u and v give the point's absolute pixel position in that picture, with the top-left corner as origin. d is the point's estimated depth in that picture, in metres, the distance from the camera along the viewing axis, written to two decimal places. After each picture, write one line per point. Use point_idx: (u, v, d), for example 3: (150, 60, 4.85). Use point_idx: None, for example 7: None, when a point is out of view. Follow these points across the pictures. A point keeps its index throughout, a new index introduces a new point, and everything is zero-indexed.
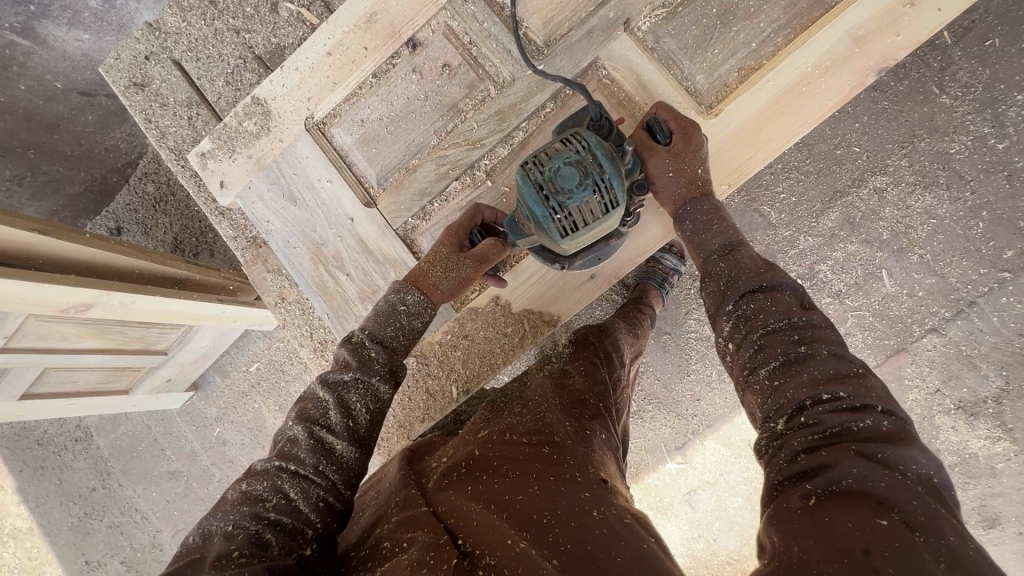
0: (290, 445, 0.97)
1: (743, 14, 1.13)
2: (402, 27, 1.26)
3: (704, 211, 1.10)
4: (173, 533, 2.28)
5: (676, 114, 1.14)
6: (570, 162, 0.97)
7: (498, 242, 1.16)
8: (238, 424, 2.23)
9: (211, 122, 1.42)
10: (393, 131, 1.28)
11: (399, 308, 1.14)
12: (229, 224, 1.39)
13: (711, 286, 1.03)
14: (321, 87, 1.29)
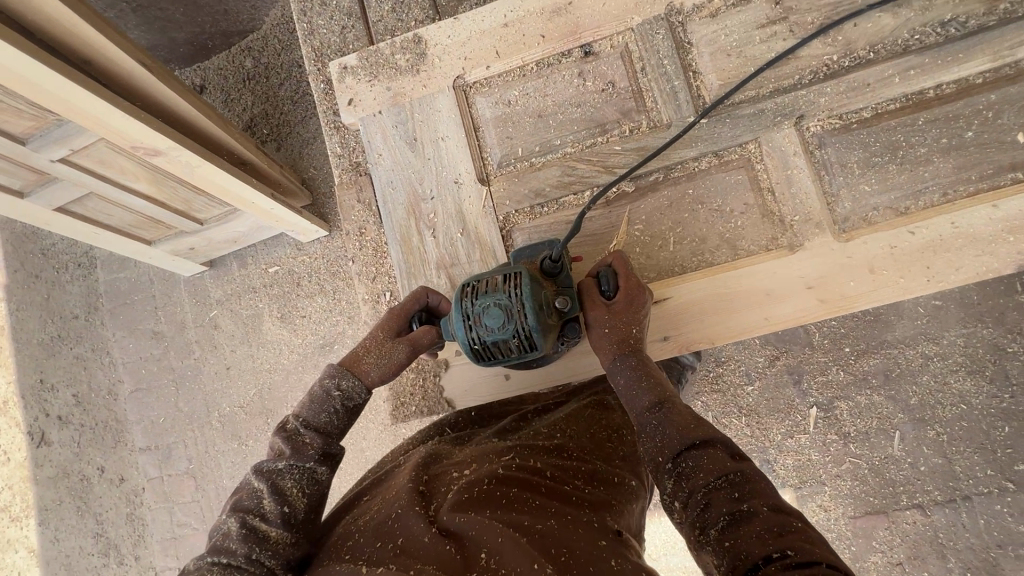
0: (224, 537, 0.90)
1: (910, 158, 1.13)
2: (584, 31, 1.25)
3: (632, 367, 1.04)
4: (131, 389, 2.29)
5: (627, 270, 1.13)
6: (496, 307, 1.02)
7: (434, 330, 1.12)
8: (235, 316, 2.23)
9: (360, 44, 1.40)
10: (532, 123, 1.27)
11: (333, 394, 1.02)
12: (336, 141, 1.40)
13: (649, 443, 0.94)
14: (483, 52, 1.29)
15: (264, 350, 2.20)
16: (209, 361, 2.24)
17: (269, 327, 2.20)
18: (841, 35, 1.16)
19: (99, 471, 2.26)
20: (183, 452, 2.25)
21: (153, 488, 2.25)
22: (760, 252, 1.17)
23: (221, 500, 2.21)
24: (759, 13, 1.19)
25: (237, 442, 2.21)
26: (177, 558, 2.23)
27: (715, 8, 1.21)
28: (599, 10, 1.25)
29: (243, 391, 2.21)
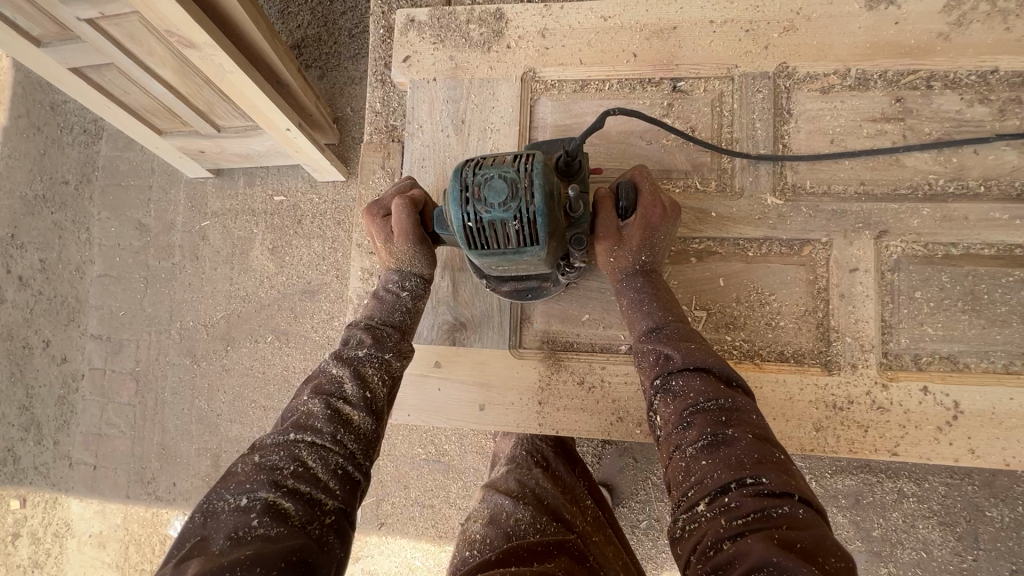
0: (306, 417, 0.87)
1: (986, 314, 1.01)
2: (681, 65, 1.11)
3: (639, 289, 1.00)
4: (99, 272, 2.15)
5: (648, 188, 1.01)
6: (500, 178, 0.83)
7: (404, 205, 1.01)
8: (226, 232, 2.09)
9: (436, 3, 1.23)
10: (591, 144, 1.13)
11: (398, 292, 1.06)
12: (379, 96, 1.25)
13: (643, 362, 0.94)
14: (566, 53, 1.14)
15: (244, 276, 2.06)
16: (187, 270, 2.11)
17: (256, 254, 2.05)
18: (954, 158, 1.03)
19: (43, 344, 2.16)
20: (132, 352, 2.12)
21: (92, 380, 2.13)
22: (792, 366, 1.04)
23: (156, 412, 2.09)
24: (874, 105, 1.06)
25: (190, 360, 2.09)
26: (96, 457, 2.12)
27: (829, 84, 1.08)
28: (703, 48, 1.11)
29: (211, 310, 2.08)
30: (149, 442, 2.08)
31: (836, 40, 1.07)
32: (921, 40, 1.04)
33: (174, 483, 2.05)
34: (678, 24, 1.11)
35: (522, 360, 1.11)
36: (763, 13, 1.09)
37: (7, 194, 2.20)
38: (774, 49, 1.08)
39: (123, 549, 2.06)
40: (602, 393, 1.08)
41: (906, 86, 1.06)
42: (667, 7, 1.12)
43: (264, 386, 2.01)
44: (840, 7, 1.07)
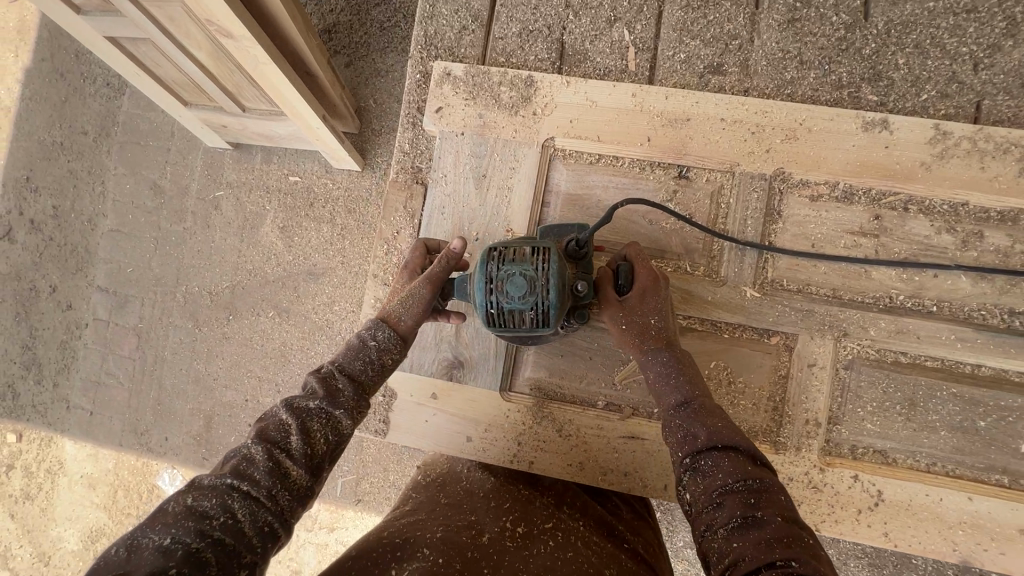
0: (245, 462, 0.83)
1: (919, 419, 1.15)
2: (689, 154, 1.21)
3: (662, 363, 1.06)
4: (110, 227, 2.21)
5: (645, 269, 1.11)
6: (522, 276, 0.94)
7: (445, 260, 1.08)
8: (238, 204, 2.13)
9: (472, 62, 1.33)
10: (598, 217, 1.23)
11: (368, 343, 1.02)
12: (408, 136, 1.34)
13: (671, 439, 0.99)
14: (587, 128, 1.24)
15: (252, 250, 2.12)
16: (197, 236, 2.16)
17: (266, 230, 2.11)
18: (916, 277, 1.15)
19: (50, 290, 2.23)
20: (137, 309, 2.20)
21: (96, 330, 2.22)
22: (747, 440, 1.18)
23: (155, 367, 2.18)
24: (856, 219, 1.17)
25: (192, 324, 2.16)
26: (93, 404, 2.21)
27: (818, 193, 1.19)
28: (712, 142, 1.21)
29: (216, 278, 2.14)
30: (145, 397, 2.18)
31: (831, 154, 1.17)
32: (906, 166, 1.15)
33: (167, 438, 2.16)
34: (692, 116, 1.21)
35: (511, 402, 1.24)
36: (770, 119, 1.19)
37: (27, 138, 2.25)
38: (775, 152, 1.19)
39: (111, 493, 2.17)
40: (577, 442, 1.21)
41: (886, 206, 1.17)
42: (684, 98, 1.22)
43: (260, 358, 2.09)
44: (839, 124, 1.17)
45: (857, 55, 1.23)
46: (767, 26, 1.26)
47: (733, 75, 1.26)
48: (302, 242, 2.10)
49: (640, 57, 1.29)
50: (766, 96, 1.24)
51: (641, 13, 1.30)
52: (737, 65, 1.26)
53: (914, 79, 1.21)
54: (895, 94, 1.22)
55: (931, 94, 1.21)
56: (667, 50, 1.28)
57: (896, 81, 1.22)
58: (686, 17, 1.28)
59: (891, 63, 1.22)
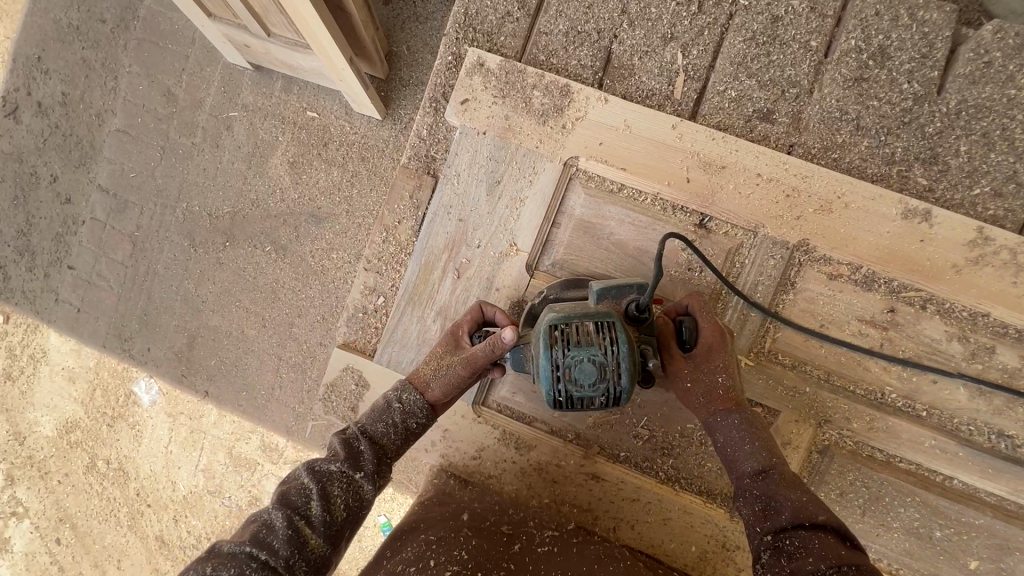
0: (266, 530, 0.86)
1: (877, 516, 1.14)
2: (715, 204, 1.14)
3: (734, 427, 1.00)
4: (119, 126, 1.97)
5: (710, 326, 1.05)
6: (592, 363, 0.89)
7: (488, 347, 0.99)
8: (252, 130, 1.90)
9: (509, 55, 1.23)
10: (606, 251, 1.18)
11: (393, 404, 1.04)
12: (428, 122, 1.26)
13: (748, 509, 0.93)
14: (615, 154, 1.16)
15: (258, 180, 1.91)
16: (205, 154, 1.93)
17: (275, 162, 1.89)
18: (914, 379, 1.12)
19: (50, 179, 2.00)
20: (134, 216, 1.98)
21: (92, 229, 1.99)
22: (704, 501, 1.18)
23: (147, 280, 1.97)
24: (869, 308, 1.13)
25: (188, 243, 1.95)
26: (82, 300, 1.99)
27: (839, 272, 1.13)
28: (743, 195, 1.14)
29: (219, 201, 1.92)
30: (134, 305, 1.97)
31: (862, 234, 1.11)
32: (935, 264, 1.09)
33: (149, 347, 1.95)
34: (727, 164, 1.13)
35: (480, 417, 1.24)
36: (809, 185, 1.12)
37: (41, 13, 1.98)
38: (805, 221, 1.12)
39: (89, 391, 1.97)
40: (536, 468, 1.23)
41: (904, 299, 1.12)
42: (723, 142, 1.14)
43: (253, 289, 1.90)
44: (879, 205, 1.10)
45: (919, 131, 1.14)
46: (831, 79, 1.16)
47: (781, 127, 1.17)
48: (310, 182, 1.90)
49: (689, 86, 1.20)
50: (809, 157, 1.17)
51: (700, 37, 1.19)
52: (788, 116, 1.17)
53: (972, 170, 1.13)
54: (947, 181, 1.13)
55: (985, 189, 1.12)
56: (718, 83, 1.18)
57: (951, 168, 1.13)
58: (747, 51, 1.18)
59: (951, 148, 1.13)
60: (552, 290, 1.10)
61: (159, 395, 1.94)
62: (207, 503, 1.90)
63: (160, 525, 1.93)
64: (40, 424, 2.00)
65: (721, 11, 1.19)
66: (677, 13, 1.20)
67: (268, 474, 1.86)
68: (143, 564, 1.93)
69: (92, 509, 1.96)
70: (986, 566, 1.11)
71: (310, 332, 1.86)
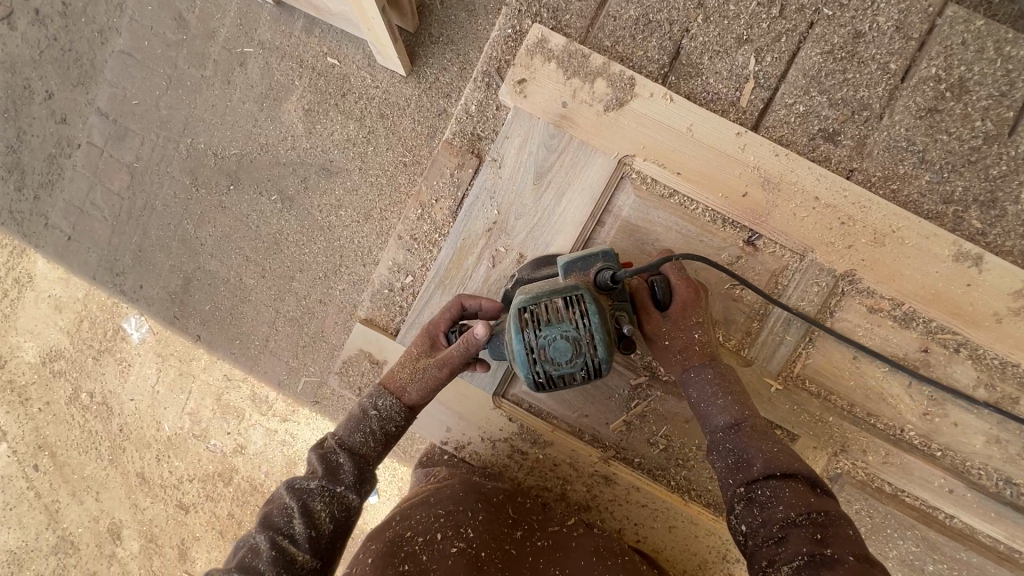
0: (252, 553, 0.85)
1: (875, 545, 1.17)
2: (766, 222, 1.11)
3: (710, 380, 0.99)
4: (123, 48, 1.82)
5: (683, 280, 1.03)
6: (565, 340, 0.85)
7: (465, 348, 1.00)
8: (266, 69, 1.76)
9: (572, 36, 1.17)
10: (649, 257, 1.15)
11: (370, 412, 1.02)
12: (477, 98, 1.19)
13: (720, 463, 0.93)
14: (672, 158, 1.12)
15: (268, 124, 1.77)
16: (214, 89, 1.79)
17: (289, 107, 1.75)
18: (934, 420, 1.13)
19: (46, 95, 1.87)
20: (135, 146, 1.85)
21: (87, 154, 1.87)
22: (712, 513, 1.19)
23: (143, 215, 1.86)
24: (903, 345, 1.12)
25: (189, 181, 1.84)
26: (74, 227, 1.88)
27: (879, 306, 1.12)
28: (795, 218, 1.11)
29: (225, 141, 1.79)
30: (128, 240, 1.87)
31: (910, 271, 1.09)
32: (977, 311, 1.09)
33: (142, 286, 1.86)
34: (785, 183, 1.10)
35: (499, 408, 1.24)
36: (865, 216, 1.10)
37: None
38: (855, 253, 1.10)
39: (76, 321, 1.90)
40: (548, 462, 1.23)
41: (939, 341, 1.12)
42: (784, 160, 1.10)
43: (255, 238, 1.79)
44: (932, 245, 1.09)
45: (983, 172, 1.11)
46: (904, 106, 1.11)
47: (844, 150, 1.13)
48: (325, 133, 1.77)
49: (757, 95, 1.14)
50: (868, 184, 1.13)
51: (776, 43, 1.13)
52: (854, 140, 1.13)
53: None
54: (1002, 227, 1.11)
55: None
56: (788, 96, 1.13)
57: (1008, 215, 1.11)
58: (822, 65, 1.12)
59: (1012, 193, 1.11)
60: (522, 271, 1.08)
61: (149, 334, 1.87)
62: (191, 446, 1.87)
63: (141, 462, 1.90)
64: (23, 349, 1.94)
65: (802, 18, 1.12)
66: (756, 13, 1.13)
67: (256, 424, 1.83)
68: (121, 499, 1.91)
69: (73, 440, 1.93)
70: None
71: (312, 287, 1.76)
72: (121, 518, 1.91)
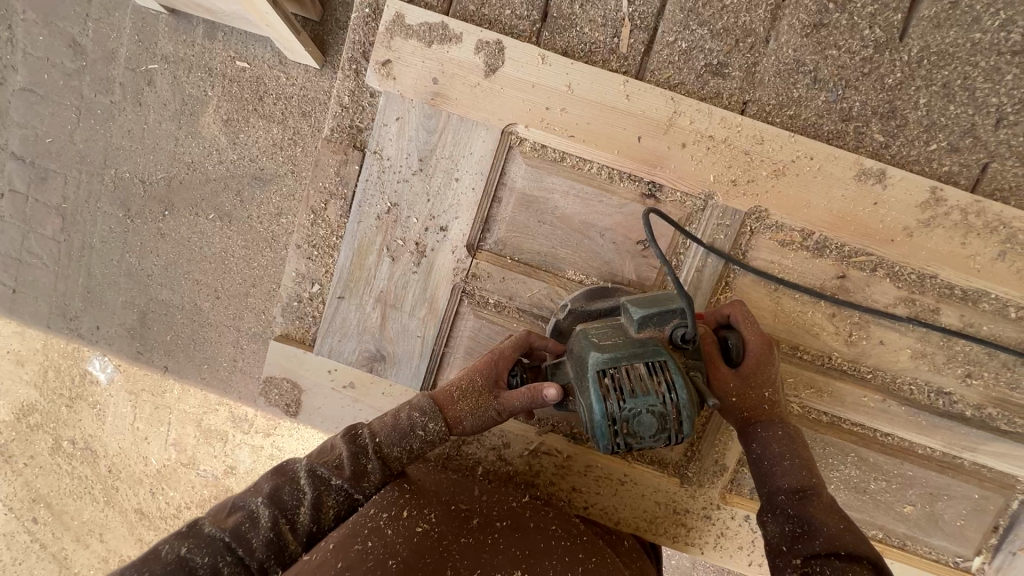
0: (249, 525, 0.82)
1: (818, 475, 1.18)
2: (663, 170, 1.07)
3: (778, 439, 0.97)
4: (22, 85, 1.66)
5: (756, 332, 1.01)
6: (651, 416, 0.84)
7: (533, 395, 0.94)
8: (177, 85, 1.61)
9: (435, 7, 1.09)
10: (551, 226, 1.11)
11: (416, 430, 0.96)
12: (349, 87, 1.12)
13: (776, 529, 0.91)
14: (555, 121, 1.06)
15: (191, 141, 1.64)
16: (128, 115, 1.65)
17: (208, 121, 1.62)
18: (859, 343, 1.12)
19: None
20: (60, 187, 1.72)
21: (13, 202, 1.73)
22: (655, 471, 1.20)
23: (85, 255, 1.74)
24: (820, 274, 1.10)
25: (124, 213, 1.71)
26: (16, 279, 1.77)
27: (790, 239, 1.09)
28: (694, 162, 1.06)
29: (151, 166, 1.67)
30: (73, 283, 1.75)
31: (815, 198, 1.06)
32: (888, 227, 1.06)
33: (99, 327, 1.76)
34: (677, 127, 1.05)
35: None
36: (761, 148, 1.05)
37: None
38: (757, 189, 1.06)
39: (41, 372, 1.83)
40: (489, 447, 1.22)
41: (855, 264, 1.09)
42: (671, 104, 1.05)
43: (202, 259, 1.68)
44: (833, 167, 1.05)
45: (878, 82, 1.06)
46: (788, 25, 1.06)
47: (733, 82, 1.08)
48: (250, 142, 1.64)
49: (635, 38, 1.08)
50: (764, 114, 1.08)
51: None
52: (742, 70, 1.08)
53: (931, 124, 1.07)
54: (904, 137, 1.07)
55: (941, 145, 1.07)
56: (667, 34, 1.07)
57: (909, 123, 1.07)
58: None
59: (910, 100, 1.06)
60: (575, 301, 1.05)
61: (117, 373, 1.80)
62: (182, 474, 1.83)
63: (137, 498, 1.86)
64: None
65: None
66: None
67: (241, 445, 1.80)
68: (125, 536, 1.89)
69: (66, 489, 1.89)
70: (916, 511, 1.17)
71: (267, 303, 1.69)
72: (129, 554, 1.90)
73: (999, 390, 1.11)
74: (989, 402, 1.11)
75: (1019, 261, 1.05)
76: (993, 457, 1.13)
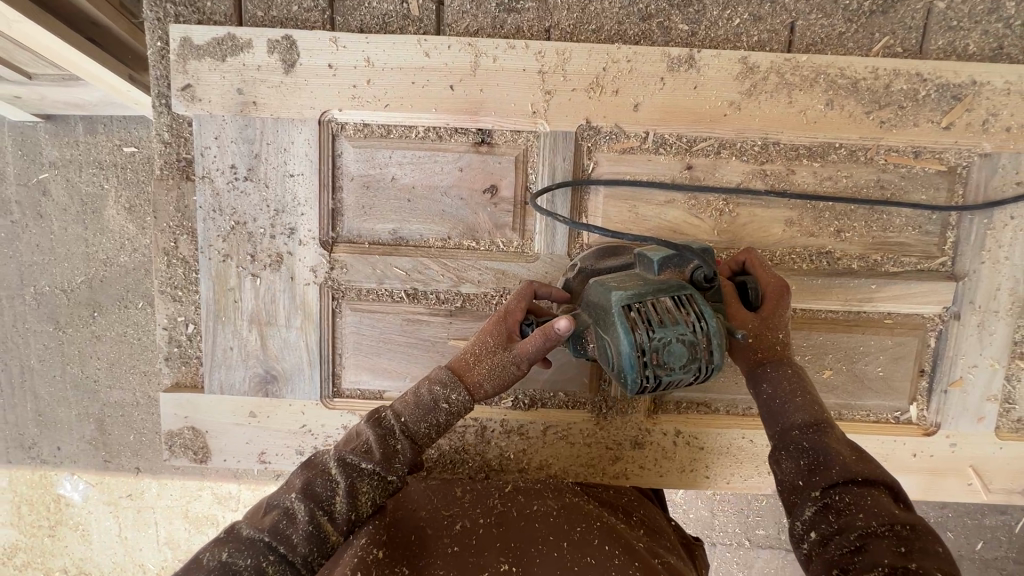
0: (287, 521, 0.74)
1: (731, 366, 1.17)
2: (486, 115, 1.06)
3: (789, 379, 0.89)
4: None
5: (773, 275, 0.96)
6: (681, 343, 0.79)
7: (545, 335, 0.85)
8: (71, 187, 1.54)
9: (224, 22, 1.07)
10: (396, 199, 1.10)
11: (440, 404, 0.87)
12: (165, 123, 1.11)
13: (790, 463, 0.82)
14: (366, 98, 1.06)
15: (101, 238, 1.56)
16: (35, 231, 1.57)
17: (113, 212, 1.54)
18: (728, 229, 1.11)
19: None
20: None
21: None
22: (573, 416, 1.17)
23: (26, 379, 1.64)
24: (667, 172, 1.09)
25: (55, 327, 1.62)
26: None
27: (627, 146, 1.09)
28: (514, 99, 1.06)
29: (71, 274, 1.58)
30: (23, 411, 1.65)
31: (636, 101, 1.06)
32: (713, 108, 1.06)
33: (60, 448, 1.66)
34: (483, 70, 1.05)
35: (331, 407, 1.17)
36: (570, 66, 1.05)
37: None
38: (577, 107, 1.06)
39: (15, 509, 1.72)
40: None
41: (698, 152, 1.09)
42: (471, 50, 1.05)
43: (145, 352, 1.60)
44: (643, 66, 1.05)
45: None
46: None
47: (529, 12, 1.07)
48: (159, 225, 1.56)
49: None
50: (567, 35, 1.08)
51: None
52: None
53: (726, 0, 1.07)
54: (706, 21, 1.08)
55: (743, 18, 1.07)
56: None
57: (706, 5, 1.07)
58: None
59: None
60: (585, 260, 1.05)
61: (90, 488, 1.69)
62: None
63: None
64: None
65: None
66: None
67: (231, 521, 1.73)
68: None
69: None
70: (839, 377, 1.16)
71: None
72: None
73: (876, 236, 1.11)
74: (870, 249, 1.11)
75: (847, 104, 1.06)
76: (892, 301, 1.11)
